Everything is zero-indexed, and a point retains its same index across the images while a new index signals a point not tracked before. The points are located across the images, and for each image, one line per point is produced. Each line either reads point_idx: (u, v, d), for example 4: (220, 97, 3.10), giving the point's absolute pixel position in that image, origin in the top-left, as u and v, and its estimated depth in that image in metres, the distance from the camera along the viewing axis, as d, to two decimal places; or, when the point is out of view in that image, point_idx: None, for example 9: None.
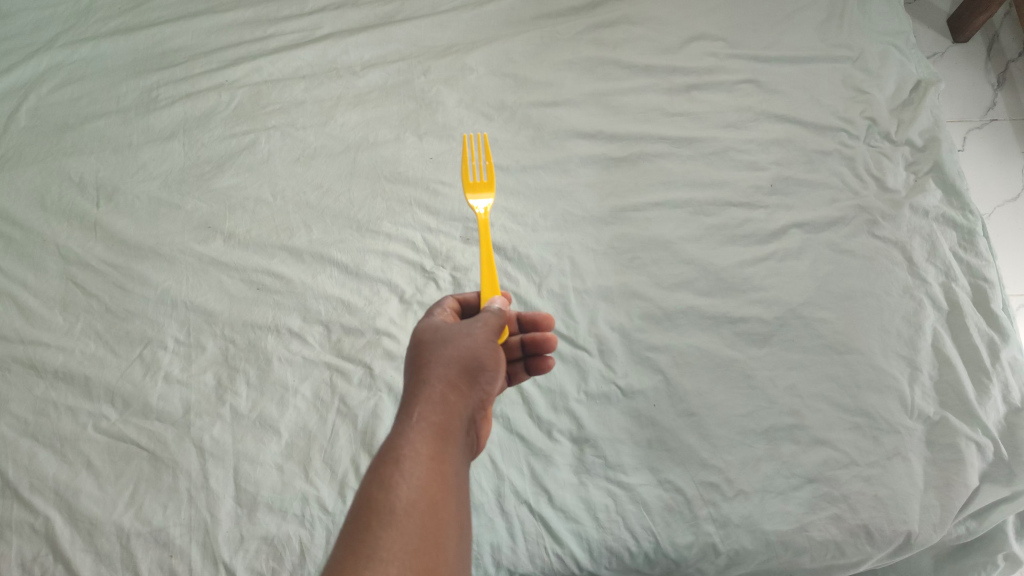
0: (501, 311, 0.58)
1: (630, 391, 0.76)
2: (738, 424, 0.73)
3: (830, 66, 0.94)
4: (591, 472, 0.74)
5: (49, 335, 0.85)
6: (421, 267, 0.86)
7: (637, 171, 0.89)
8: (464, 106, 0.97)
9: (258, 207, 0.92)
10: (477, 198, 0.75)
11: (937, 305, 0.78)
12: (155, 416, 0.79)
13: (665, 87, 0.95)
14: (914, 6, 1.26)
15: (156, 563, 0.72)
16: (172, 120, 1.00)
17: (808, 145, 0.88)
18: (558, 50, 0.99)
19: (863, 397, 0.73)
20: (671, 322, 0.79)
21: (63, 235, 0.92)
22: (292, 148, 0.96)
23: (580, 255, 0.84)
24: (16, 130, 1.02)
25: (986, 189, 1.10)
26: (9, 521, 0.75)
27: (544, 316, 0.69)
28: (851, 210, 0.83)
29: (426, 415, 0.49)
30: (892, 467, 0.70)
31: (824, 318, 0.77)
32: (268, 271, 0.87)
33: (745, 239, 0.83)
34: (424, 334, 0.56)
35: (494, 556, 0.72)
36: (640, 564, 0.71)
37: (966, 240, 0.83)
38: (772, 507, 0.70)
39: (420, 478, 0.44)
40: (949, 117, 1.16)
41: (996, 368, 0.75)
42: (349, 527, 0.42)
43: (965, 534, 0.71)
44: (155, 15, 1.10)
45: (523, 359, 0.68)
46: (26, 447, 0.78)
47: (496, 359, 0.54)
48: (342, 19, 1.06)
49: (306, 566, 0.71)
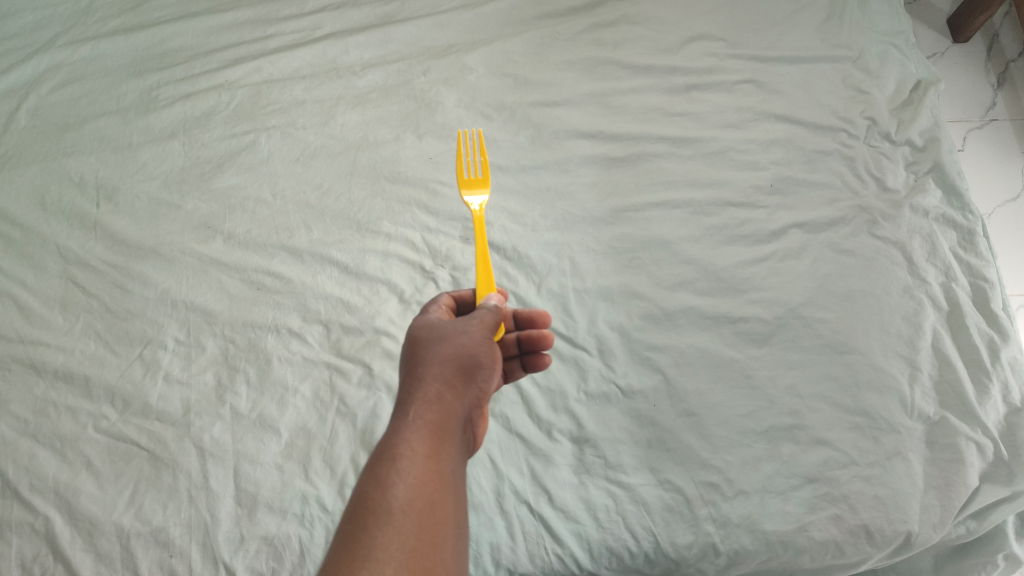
0: (497, 308, 0.59)
1: (630, 391, 0.76)
2: (737, 424, 0.73)
3: (830, 66, 0.94)
4: (591, 472, 0.74)
5: (49, 335, 0.85)
6: (421, 267, 0.86)
7: (637, 170, 0.89)
8: (463, 107, 0.97)
9: (258, 207, 0.92)
10: (472, 194, 0.77)
11: (937, 305, 0.78)
12: (155, 416, 0.79)
13: (665, 87, 0.95)
14: (914, 6, 1.26)
15: (156, 563, 0.72)
16: (172, 120, 1.00)
17: (808, 145, 0.88)
18: (558, 50, 0.99)
19: (863, 397, 0.73)
20: (670, 322, 0.79)
21: (63, 235, 0.92)
22: (292, 148, 0.96)
23: (580, 255, 0.84)
24: (17, 130, 1.02)
25: (986, 188, 1.10)
26: (9, 521, 0.75)
27: (541, 314, 0.69)
28: (851, 210, 0.83)
29: (422, 413, 0.49)
30: (892, 467, 0.70)
31: (824, 318, 0.77)
32: (268, 271, 0.87)
33: (745, 239, 0.83)
34: (419, 332, 0.56)
35: (494, 556, 0.71)
36: (640, 564, 0.71)
37: (966, 240, 0.83)
38: (772, 507, 0.70)
39: (416, 477, 0.44)
40: (949, 117, 1.16)
41: (996, 368, 0.75)
42: (345, 527, 0.42)
43: (965, 534, 0.71)
44: (155, 14, 1.10)
45: (520, 356, 0.69)
46: (26, 447, 0.79)
47: (492, 357, 0.54)
48: (342, 19, 1.06)
49: (305, 566, 0.71)
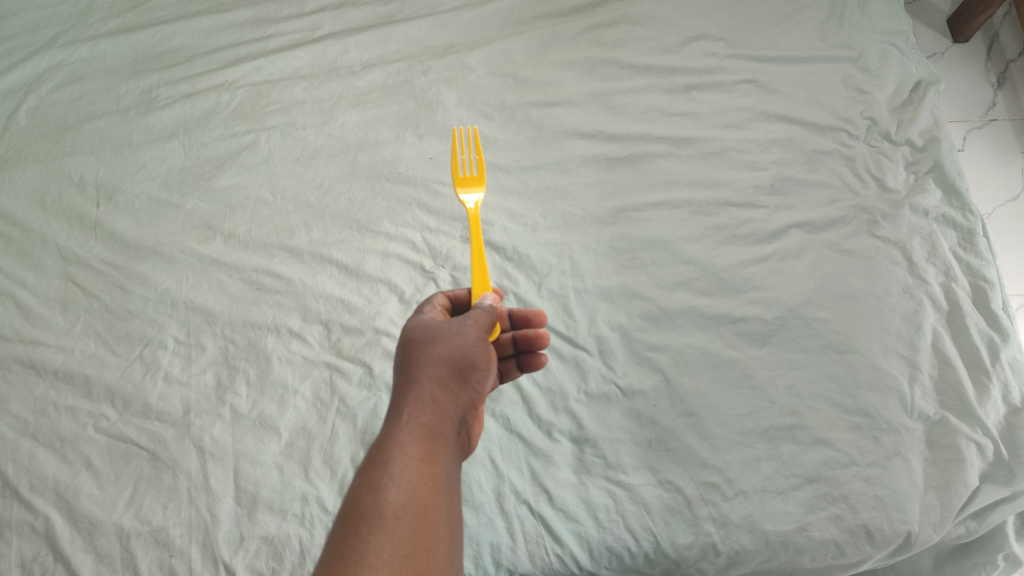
0: (492, 308, 0.59)
1: (630, 391, 0.76)
2: (738, 424, 0.73)
3: (830, 66, 0.94)
4: (591, 472, 0.74)
5: (49, 336, 0.85)
6: (422, 267, 0.86)
7: (637, 170, 0.89)
8: (463, 106, 0.97)
9: (257, 207, 0.92)
10: (467, 192, 0.77)
11: (937, 305, 0.78)
12: (155, 416, 0.79)
13: (665, 87, 0.95)
14: (914, 6, 1.26)
15: (156, 563, 0.72)
16: (172, 120, 1.00)
17: (808, 145, 0.88)
18: (558, 50, 0.99)
19: (863, 397, 0.73)
20: (671, 322, 0.79)
21: (63, 235, 0.92)
22: (292, 148, 0.96)
23: (580, 255, 0.84)
24: (17, 130, 1.02)
25: (986, 189, 1.10)
26: (9, 521, 0.75)
27: (536, 314, 0.70)
28: (851, 210, 0.83)
29: (416, 416, 0.49)
30: (892, 467, 0.70)
31: (824, 318, 0.77)
32: (268, 271, 0.87)
33: (745, 239, 0.83)
34: (413, 333, 0.56)
35: (494, 556, 0.71)
36: (640, 564, 0.71)
37: (966, 240, 0.83)
38: (772, 507, 0.70)
39: (410, 481, 0.44)
40: (949, 116, 1.16)
41: (997, 368, 0.75)
42: (336, 532, 0.42)
43: (965, 534, 0.71)
44: (155, 14, 1.10)
45: (516, 357, 0.69)
46: (26, 447, 0.79)
47: (487, 358, 0.54)
48: (342, 19, 1.06)
49: (305, 567, 0.71)
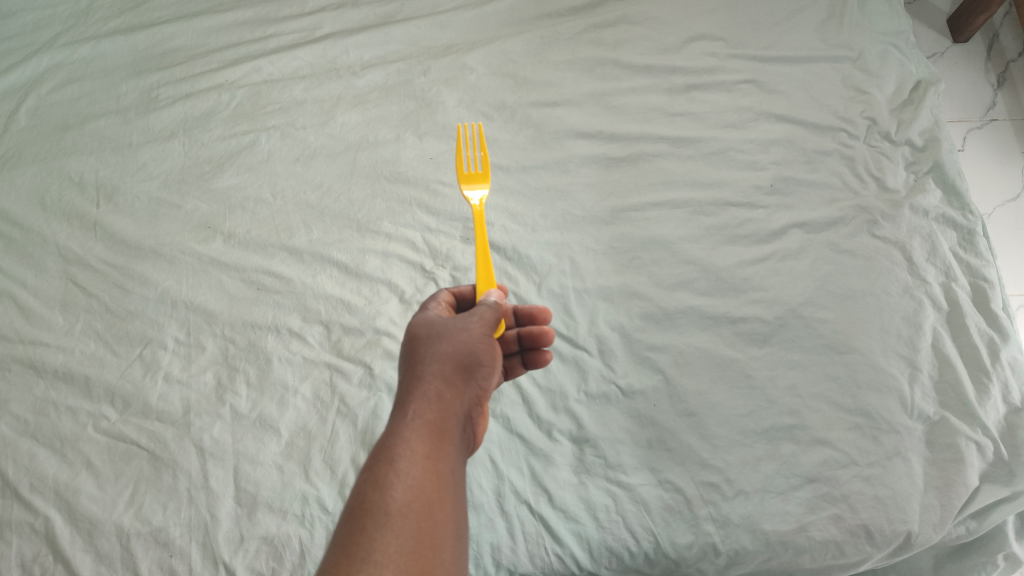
0: (497, 304, 0.59)
1: (630, 391, 0.76)
2: (737, 424, 0.73)
3: (830, 66, 0.94)
4: (591, 472, 0.74)
5: (49, 336, 0.85)
6: (422, 267, 0.86)
7: (637, 170, 0.89)
8: (463, 106, 0.97)
9: (257, 207, 0.92)
10: (471, 188, 0.77)
11: (937, 304, 0.78)
12: (155, 416, 0.79)
13: (665, 87, 0.95)
14: (914, 6, 1.26)
15: (156, 562, 0.72)
16: (172, 120, 0.99)
17: (808, 145, 0.88)
18: (558, 50, 0.99)
19: (863, 397, 0.73)
20: (670, 322, 0.79)
21: (63, 235, 0.92)
22: (292, 148, 0.96)
23: (580, 255, 0.84)
24: (16, 130, 1.02)
25: (986, 189, 1.10)
26: (8, 521, 0.75)
27: (541, 310, 0.70)
28: (851, 210, 0.83)
29: (421, 413, 0.49)
30: (892, 467, 0.70)
31: (824, 318, 0.77)
32: (268, 271, 0.87)
33: (745, 239, 0.83)
34: (419, 329, 0.56)
35: (494, 556, 0.71)
36: (640, 564, 0.71)
37: (966, 240, 0.83)
38: (772, 507, 0.70)
39: (415, 478, 0.44)
40: (948, 116, 1.16)
41: (997, 368, 0.75)
42: (342, 530, 0.42)
43: (965, 534, 0.71)
44: (155, 14, 1.10)
45: (521, 353, 0.69)
46: (26, 447, 0.78)
47: (492, 354, 0.54)
48: (342, 19, 1.06)
49: (305, 567, 0.71)
